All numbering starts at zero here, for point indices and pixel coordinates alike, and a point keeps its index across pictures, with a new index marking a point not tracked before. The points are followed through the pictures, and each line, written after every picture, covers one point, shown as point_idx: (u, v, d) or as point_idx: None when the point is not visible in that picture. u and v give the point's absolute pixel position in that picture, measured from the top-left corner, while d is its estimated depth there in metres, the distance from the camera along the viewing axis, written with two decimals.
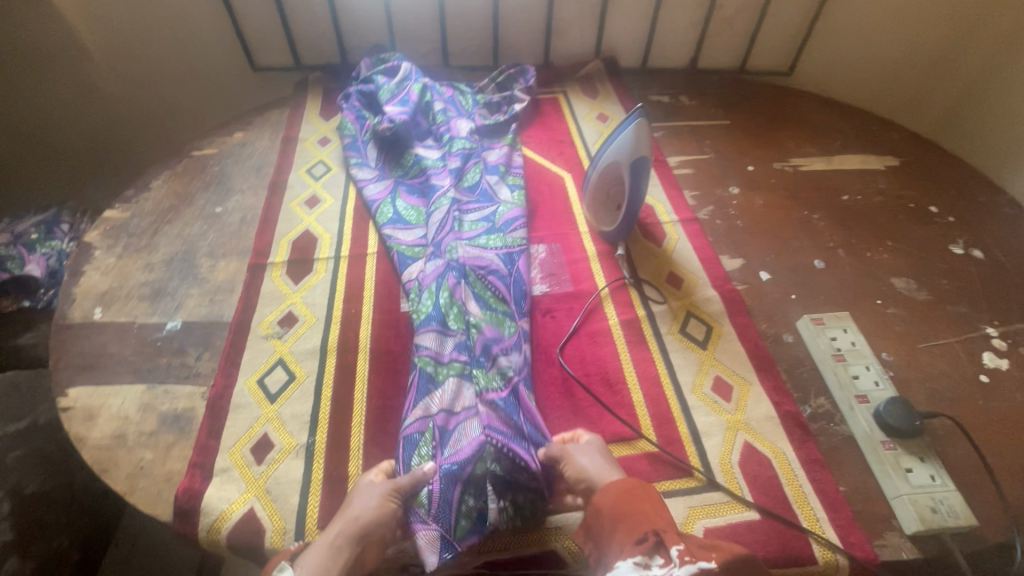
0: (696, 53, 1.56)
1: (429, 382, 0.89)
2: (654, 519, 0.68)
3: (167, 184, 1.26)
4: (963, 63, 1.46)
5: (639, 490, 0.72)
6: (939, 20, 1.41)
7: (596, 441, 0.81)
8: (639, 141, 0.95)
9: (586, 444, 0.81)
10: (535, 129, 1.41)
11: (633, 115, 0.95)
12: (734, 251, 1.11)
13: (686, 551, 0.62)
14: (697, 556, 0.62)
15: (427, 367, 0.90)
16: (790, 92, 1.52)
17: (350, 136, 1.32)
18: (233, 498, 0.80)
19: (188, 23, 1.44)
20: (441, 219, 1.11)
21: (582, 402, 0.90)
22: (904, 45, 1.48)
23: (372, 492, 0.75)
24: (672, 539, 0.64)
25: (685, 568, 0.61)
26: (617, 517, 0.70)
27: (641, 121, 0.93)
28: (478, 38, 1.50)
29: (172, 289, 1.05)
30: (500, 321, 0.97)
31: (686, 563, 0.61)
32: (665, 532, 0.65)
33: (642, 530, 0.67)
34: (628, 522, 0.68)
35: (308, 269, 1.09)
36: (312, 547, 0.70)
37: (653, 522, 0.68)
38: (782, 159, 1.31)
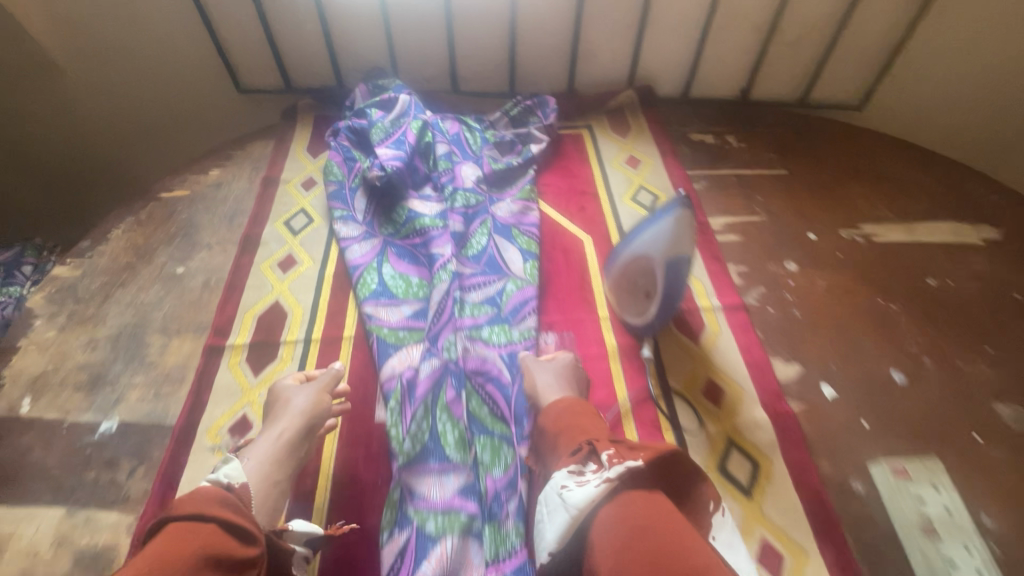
0: (748, 82, 1.32)
1: (429, 539, 0.71)
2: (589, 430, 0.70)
3: (128, 234, 1.11)
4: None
5: (580, 409, 0.75)
6: None
7: (568, 358, 0.84)
8: (679, 232, 0.76)
9: (552, 363, 0.84)
10: (552, 174, 1.20)
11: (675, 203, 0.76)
12: (791, 354, 0.89)
13: (614, 455, 0.62)
14: (624, 457, 0.61)
15: (424, 522, 0.72)
16: (859, 134, 1.27)
17: (336, 181, 1.14)
18: (225, 408, 0.85)
19: (165, 43, 1.27)
20: (437, 299, 0.93)
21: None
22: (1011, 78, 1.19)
23: (303, 391, 0.80)
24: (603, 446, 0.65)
25: (614, 470, 0.59)
26: (559, 431, 0.72)
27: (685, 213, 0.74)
28: (492, 62, 1.30)
29: (113, 375, 0.89)
30: (498, 457, 0.79)
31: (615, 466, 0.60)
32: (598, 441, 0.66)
33: (578, 443, 0.68)
34: (570, 432, 0.71)
35: (271, 356, 0.92)
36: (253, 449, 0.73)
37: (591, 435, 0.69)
38: (851, 226, 1.08)
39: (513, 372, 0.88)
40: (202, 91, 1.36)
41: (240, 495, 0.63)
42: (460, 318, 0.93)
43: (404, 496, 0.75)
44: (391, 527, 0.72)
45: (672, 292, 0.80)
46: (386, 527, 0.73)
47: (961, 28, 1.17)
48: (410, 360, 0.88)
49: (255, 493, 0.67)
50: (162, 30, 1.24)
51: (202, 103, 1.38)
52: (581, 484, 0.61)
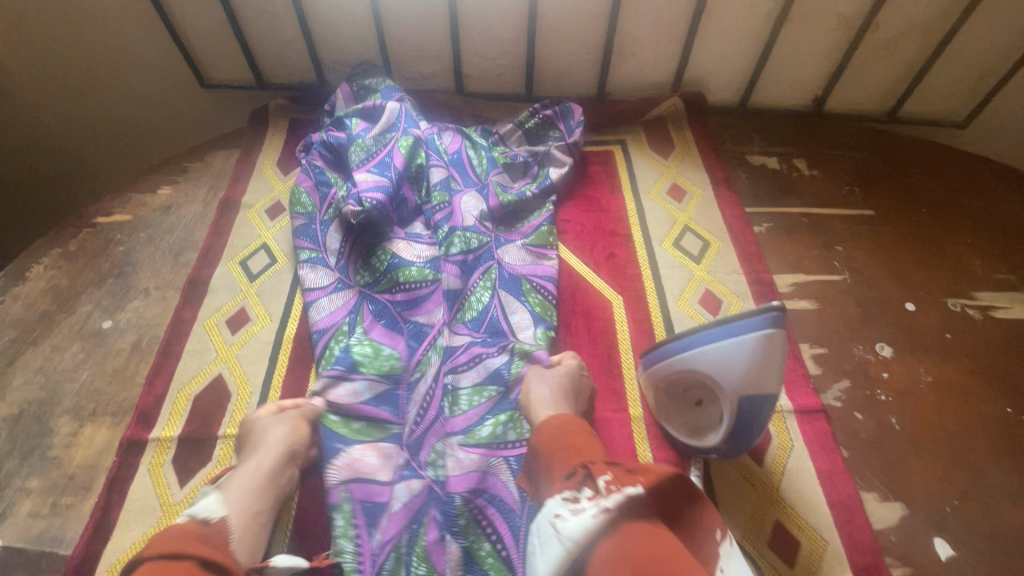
0: (825, 90, 1.05)
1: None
2: (581, 449, 0.59)
3: (50, 272, 0.90)
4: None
5: (575, 428, 0.63)
6: None
7: (574, 369, 0.72)
8: (768, 354, 0.53)
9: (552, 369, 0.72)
10: (574, 206, 0.96)
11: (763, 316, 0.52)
12: (887, 487, 0.66)
13: (613, 480, 0.52)
14: (623, 482, 0.52)
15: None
16: (966, 161, 1.00)
17: (304, 212, 0.91)
18: (138, 534, 0.66)
19: (103, 27, 1.02)
20: (422, 392, 0.74)
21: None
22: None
23: (279, 421, 0.68)
24: (600, 469, 0.55)
25: (612, 498, 0.50)
26: (551, 453, 0.60)
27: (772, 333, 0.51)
28: (504, 57, 1.04)
29: (4, 476, 0.70)
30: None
31: (613, 493, 0.51)
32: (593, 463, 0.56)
33: (573, 464, 0.57)
34: (562, 454, 0.59)
35: (205, 456, 0.71)
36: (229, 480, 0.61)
37: (581, 454, 0.58)
38: (961, 293, 0.83)
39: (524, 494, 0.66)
40: (153, 83, 1.12)
41: (220, 530, 0.54)
42: (450, 418, 0.73)
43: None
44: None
45: (751, 426, 0.58)
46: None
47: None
48: (386, 475, 0.69)
49: (234, 527, 0.57)
50: (95, 10, 0.99)
51: (155, 99, 1.15)
52: (576, 513, 0.50)
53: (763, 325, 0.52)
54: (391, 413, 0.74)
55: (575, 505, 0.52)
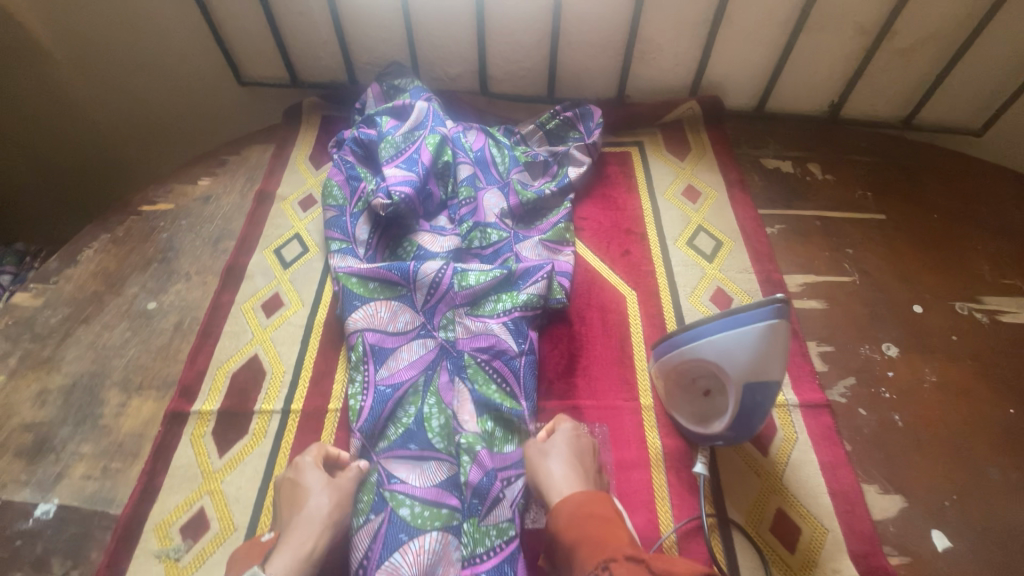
0: (841, 97, 1.07)
1: (403, 531, 0.67)
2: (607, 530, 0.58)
3: (100, 256, 0.96)
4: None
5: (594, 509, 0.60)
6: None
7: (572, 434, 0.70)
8: (774, 342, 0.57)
9: (556, 441, 0.69)
10: (592, 204, 1.00)
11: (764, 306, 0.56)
12: (886, 480, 0.69)
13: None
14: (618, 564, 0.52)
15: (400, 508, 0.69)
16: (979, 169, 1.02)
17: (336, 205, 0.96)
18: (238, 347, 0.84)
19: (154, 27, 1.09)
20: (431, 272, 0.84)
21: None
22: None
23: (318, 485, 0.68)
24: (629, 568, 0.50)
25: None
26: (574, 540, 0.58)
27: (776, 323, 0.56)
28: (528, 60, 1.09)
29: (60, 441, 0.76)
30: (496, 441, 0.74)
31: None
32: (615, 563, 0.51)
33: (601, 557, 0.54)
34: (589, 546, 0.56)
35: (241, 430, 0.76)
36: (277, 556, 0.62)
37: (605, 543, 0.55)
38: (969, 297, 0.85)
39: (522, 343, 0.81)
40: (196, 80, 1.18)
41: None
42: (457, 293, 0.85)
43: (382, 478, 0.71)
44: (366, 513, 0.69)
45: (757, 411, 0.62)
46: (362, 513, 0.69)
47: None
48: (406, 336, 0.83)
49: None
50: (145, 11, 1.06)
51: (196, 95, 1.21)
52: None
53: (765, 317, 0.56)
54: (400, 275, 0.85)
55: None
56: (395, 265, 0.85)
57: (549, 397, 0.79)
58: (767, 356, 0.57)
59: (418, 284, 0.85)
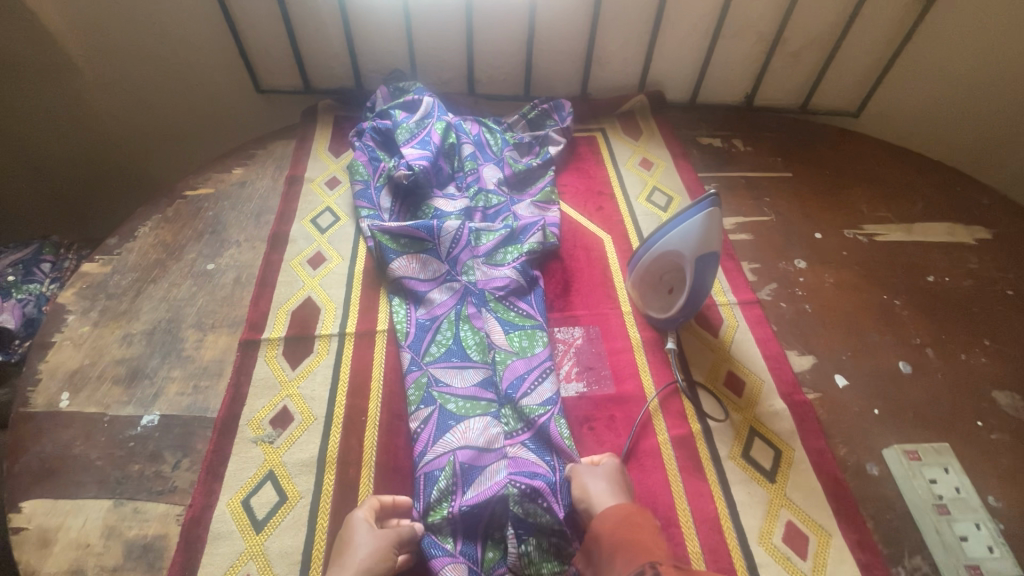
0: (752, 89, 1.38)
1: (451, 419, 0.84)
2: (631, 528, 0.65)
3: (155, 232, 1.12)
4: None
5: (639, 518, 0.66)
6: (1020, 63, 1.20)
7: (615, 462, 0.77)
8: (708, 232, 0.79)
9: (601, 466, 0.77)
10: (570, 175, 1.24)
11: (701, 202, 0.78)
12: (802, 346, 0.95)
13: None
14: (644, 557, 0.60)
15: (447, 404, 0.86)
16: (858, 139, 1.33)
17: (361, 180, 1.16)
18: (293, 292, 1.02)
19: (187, 42, 1.27)
20: (454, 231, 1.03)
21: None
22: (1004, 75, 1.22)
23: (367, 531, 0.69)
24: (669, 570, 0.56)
25: None
26: (615, 547, 0.63)
27: (712, 210, 0.77)
28: (509, 65, 1.34)
29: (151, 370, 0.91)
30: (525, 350, 0.91)
31: None
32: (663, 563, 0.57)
33: (641, 562, 0.59)
34: (628, 550, 0.61)
35: (307, 350, 0.94)
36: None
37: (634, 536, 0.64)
38: (854, 226, 1.14)
39: (530, 282, 1.01)
40: (221, 89, 1.36)
41: None
42: (475, 248, 1.04)
43: (430, 381, 0.88)
44: (418, 403, 0.86)
45: (698, 291, 0.85)
46: (414, 403, 0.86)
47: (970, 20, 1.18)
48: (435, 282, 1.01)
49: None
50: (183, 29, 1.24)
51: (220, 103, 1.39)
52: None
53: (702, 211, 0.78)
54: (426, 232, 1.03)
55: None
56: (421, 224, 1.02)
57: (552, 310, 1.00)
58: (703, 243, 0.79)
59: (442, 239, 1.03)
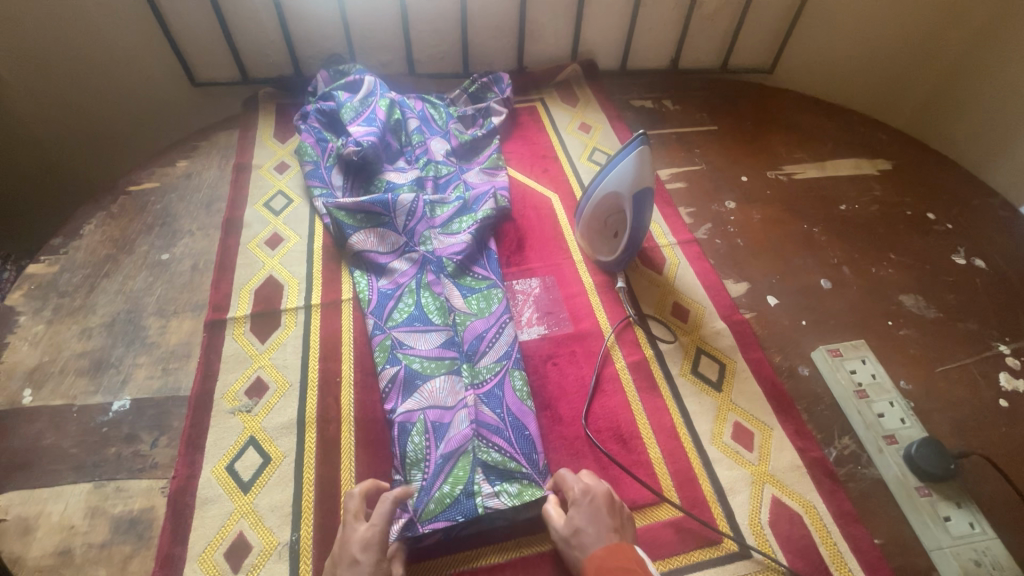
0: (675, 52, 1.47)
1: (417, 377, 0.85)
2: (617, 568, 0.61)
3: (102, 229, 1.10)
4: (951, 46, 1.33)
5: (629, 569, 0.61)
6: (910, 19, 1.33)
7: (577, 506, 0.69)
8: (640, 171, 0.85)
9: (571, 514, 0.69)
10: (514, 143, 1.30)
11: (633, 143, 0.85)
12: (737, 274, 1.04)
13: None
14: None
15: (412, 363, 0.87)
16: (774, 93, 1.45)
17: (311, 161, 1.18)
18: (255, 271, 1.03)
19: (113, 39, 1.24)
20: (410, 203, 1.05)
21: (572, 432, 0.83)
22: (893, 29, 1.35)
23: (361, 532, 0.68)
24: None
25: None
26: None
27: (644, 149, 0.84)
28: (445, 41, 1.38)
29: (116, 359, 0.91)
30: (483, 310, 0.94)
31: None
32: None
33: None
34: None
35: (275, 324, 0.96)
36: None
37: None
38: (775, 168, 1.25)
39: (483, 252, 1.04)
40: (154, 84, 1.34)
41: None
42: (432, 219, 1.07)
43: (394, 344, 0.90)
44: (384, 363, 0.88)
45: (638, 228, 0.92)
46: (380, 363, 0.88)
47: None
48: (392, 254, 1.03)
49: None
50: (106, 24, 1.21)
51: (154, 100, 1.37)
52: None
53: (633, 152, 0.85)
54: (382, 207, 1.04)
55: None
56: (376, 199, 1.04)
57: (509, 266, 1.05)
58: (637, 181, 0.86)
59: (397, 213, 1.05)
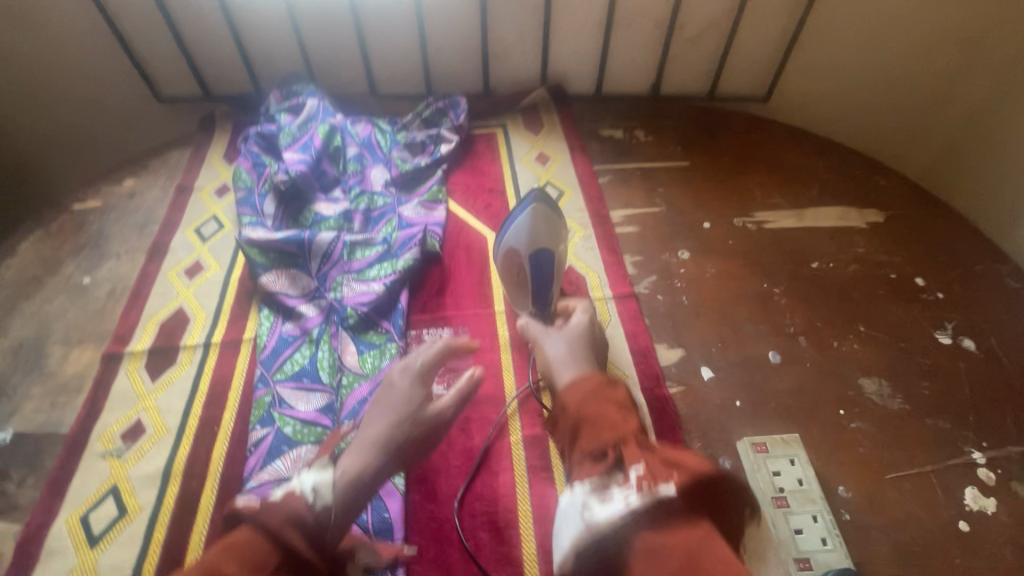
0: (656, 78, 1.35)
1: (284, 443, 0.81)
2: (619, 425, 0.59)
3: (36, 246, 1.10)
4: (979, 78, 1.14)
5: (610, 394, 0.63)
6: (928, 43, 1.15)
7: (583, 329, 0.76)
8: (536, 227, 0.81)
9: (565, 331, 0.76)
10: (462, 173, 1.23)
11: (528, 199, 0.81)
12: (672, 339, 0.93)
13: (645, 474, 0.53)
14: (656, 479, 0.52)
15: (285, 426, 0.83)
16: (763, 125, 1.31)
17: (244, 187, 1.14)
18: (167, 302, 1.01)
19: (76, 55, 1.25)
20: (326, 243, 1.01)
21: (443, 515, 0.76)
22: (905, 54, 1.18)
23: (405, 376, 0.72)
24: (634, 460, 0.54)
25: (642, 496, 0.51)
26: (581, 422, 0.61)
27: (539, 203, 0.80)
28: (407, 61, 1.32)
29: (10, 387, 0.90)
30: (374, 369, 0.89)
31: (643, 490, 0.51)
32: (626, 448, 0.56)
33: (604, 443, 0.58)
34: (595, 425, 0.60)
35: (170, 361, 0.93)
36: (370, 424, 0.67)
37: (616, 433, 0.58)
38: (744, 214, 1.12)
39: (393, 303, 0.97)
40: (118, 100, 1.35)
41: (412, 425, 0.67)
42: (350, 262, 1.01)
43: (273, 402, 0.86)
44: (256, 423, 0.84)
45: (542, 290, 0.85)
46: (253, 422, 0.84)
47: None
48: (300, 296, 0.98)
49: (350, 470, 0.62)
50: (67, 40, 1.23)
51: (119, 114, 1.37)
52: (605, 501, 0.53)
53: (528, 206, 0.81)
54: (297, 247, 1.00)
55: (606, 491, 0.54)
56: (291, 238, 1.00)
57: (422, 312, 0.98)
58: (535, 241, 0.80)
59: (312, 255, 1.00)
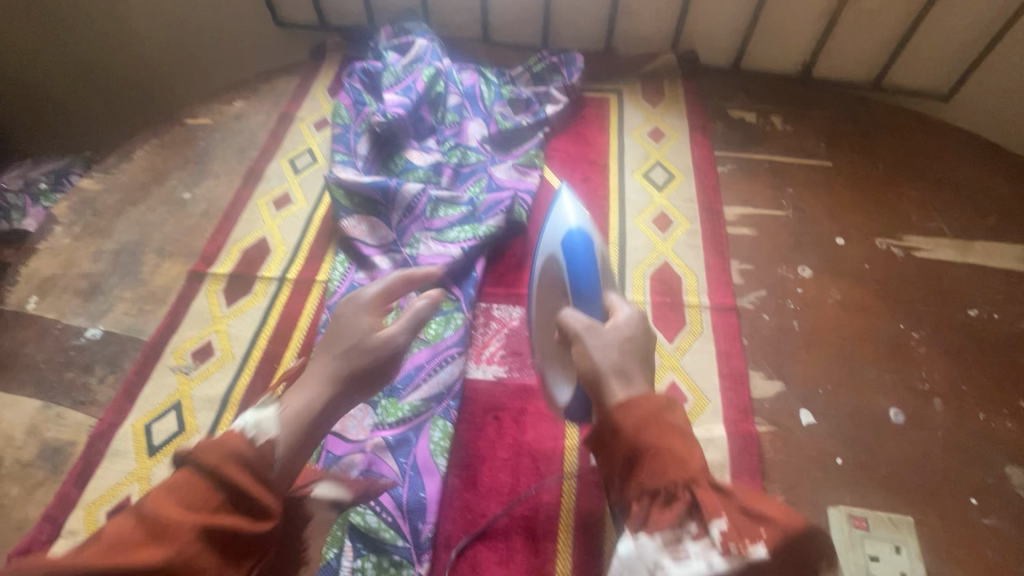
0: (811, 56, 1.14)
1: None
2: (687, 461, 0.52)
3: (149, 155, 1.15)
4: None
5: (670, 417, 0.55)
6: None
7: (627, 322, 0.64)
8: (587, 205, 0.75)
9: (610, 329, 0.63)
10: (565, 139, 1.12)
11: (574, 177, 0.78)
12: (771, 369, 0.80)
13: (728, 532, 0.49)
14: (743, 540, 0.49)
15: None
16: (937, 129, 1.08)
17: (342, 124, 1.11)
18: (252, 230, 1.02)
19: None
20: (410, 195, 0.96)
21: (482, 505, 0.72)
22: None
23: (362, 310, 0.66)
24: (708, 503, 0.50)
25: (728, 559, 0.48)
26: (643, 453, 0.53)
27: None
28: (527, 8, 1.21)
29: (108, 287, 0.96)
30: (435, 337, 0.83)
31: (727, 549, 0.49)
32: (699, 489, 0.50)
33: (671, 480, 0.51)
34: (660, 459, 0.52)
35: (246, 289, 0.94)
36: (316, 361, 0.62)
37: (687, 471, 0.51)
38: (891, 235, 0.93)
39: (467, 271, 0.91)
40: (240, 20, 1.36)
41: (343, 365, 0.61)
42: (431, 220, 0.95)
43: None
44: None
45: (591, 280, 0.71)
46: None
47: None
48: (377, 247, 0.95)
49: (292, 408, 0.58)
50: None
51: (239, 34, 1.39)
52: (680, 560, 0.49)
53: None
54: (381, 194, 0.97)
55: (679, 551, 0.50)
56: (377, 185, 0.96)
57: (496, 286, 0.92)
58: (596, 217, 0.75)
59: (396, 206, 0.96)
